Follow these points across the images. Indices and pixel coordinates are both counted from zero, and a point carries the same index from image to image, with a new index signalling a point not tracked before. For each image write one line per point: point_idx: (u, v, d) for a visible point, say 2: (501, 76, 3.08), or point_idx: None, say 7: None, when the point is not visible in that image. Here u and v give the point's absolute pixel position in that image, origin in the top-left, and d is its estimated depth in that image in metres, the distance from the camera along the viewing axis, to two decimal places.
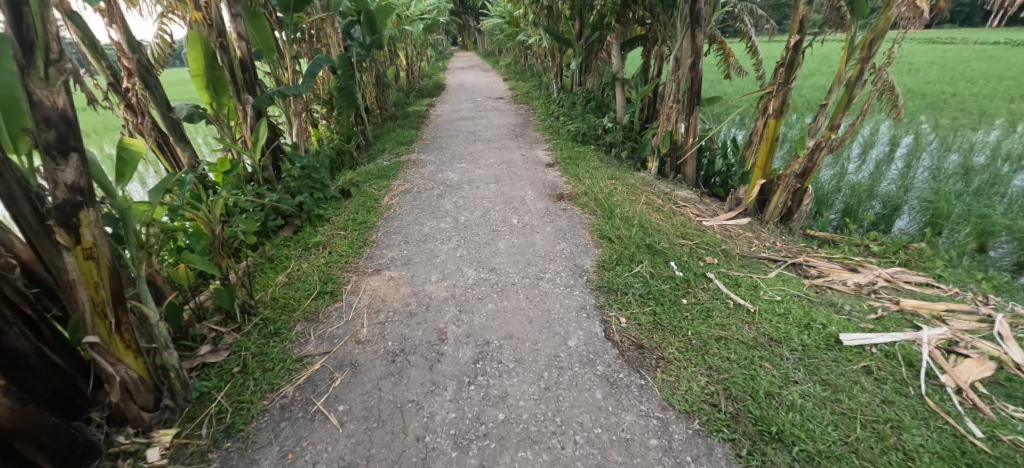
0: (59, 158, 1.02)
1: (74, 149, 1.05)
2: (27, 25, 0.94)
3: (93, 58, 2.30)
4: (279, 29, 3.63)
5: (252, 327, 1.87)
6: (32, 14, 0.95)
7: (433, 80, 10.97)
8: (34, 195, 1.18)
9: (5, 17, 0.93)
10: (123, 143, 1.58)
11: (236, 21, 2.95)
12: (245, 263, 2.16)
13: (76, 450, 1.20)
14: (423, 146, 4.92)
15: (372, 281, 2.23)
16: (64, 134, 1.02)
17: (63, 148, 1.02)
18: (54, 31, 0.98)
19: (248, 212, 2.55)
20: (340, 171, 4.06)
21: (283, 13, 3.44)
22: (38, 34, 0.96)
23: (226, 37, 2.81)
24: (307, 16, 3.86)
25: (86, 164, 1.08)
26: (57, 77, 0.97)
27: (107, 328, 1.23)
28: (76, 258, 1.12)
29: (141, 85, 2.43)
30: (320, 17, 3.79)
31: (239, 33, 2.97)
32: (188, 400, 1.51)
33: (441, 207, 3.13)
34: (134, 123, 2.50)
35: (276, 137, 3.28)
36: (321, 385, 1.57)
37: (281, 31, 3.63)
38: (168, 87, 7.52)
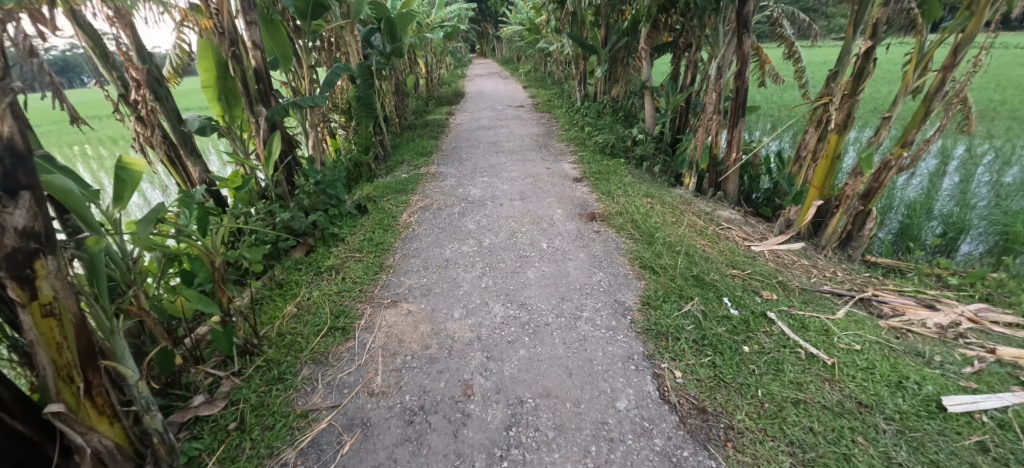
0: (6, 198, 0.82)
1: (25, 187, 0.85)
2: None
3: (104, 68, 2.18)
4: (296, 37, 3.47)
5: (254, 370, 1.65)
6: None
7: (452, 88, 10.87)
8: None
9: None
10: (123, 163, 1.38)
11: (252, 28, 2.75)
12: (249, 293, 1.96)
13: None
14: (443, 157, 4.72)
15: (388, 315, 2.00)
16: (12, 168, 0.83)
17: (10, 187, 0.83)
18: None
19: (258, 234, 2.36)
20: (357, 184, 3.89)
21: (300, 21, 3.24)
22: None
23: (239, 46, 2.63)
24: (325, 24, 3.72)
25: (44, 204, 0.88)
26: (0, 99, 0.82)
27: (75, 395, 1.01)
28: (33, 316, 0.91)
29: (150, 96, 2.22)
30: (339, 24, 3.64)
31: (255, 42, 2.77)
32: (175, 467, 1.27)
33: (463, 228, 2.90)
34: (145, 135, 2.31)
35: (292, 150, 3.10)
36: (327, 452, 1.33)
37: (298, 39, 3.48)
38: (189, 96, 7.54)
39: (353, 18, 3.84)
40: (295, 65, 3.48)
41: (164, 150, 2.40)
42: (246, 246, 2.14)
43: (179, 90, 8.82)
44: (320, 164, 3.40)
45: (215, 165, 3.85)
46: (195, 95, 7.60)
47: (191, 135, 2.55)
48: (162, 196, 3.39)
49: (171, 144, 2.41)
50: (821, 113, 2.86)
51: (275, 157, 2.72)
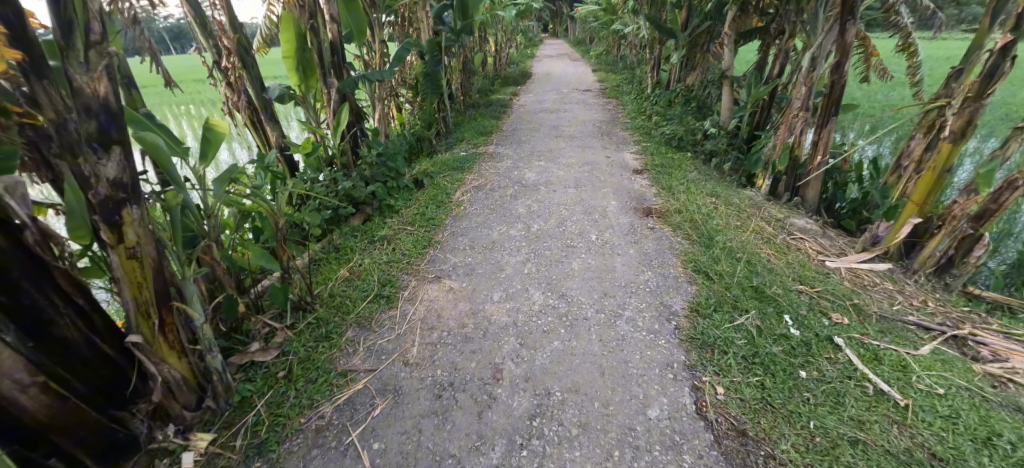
0: (100, 151, 0.96)
1: (117, 143, 0.98)
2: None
3: (202, 36, 2.38)
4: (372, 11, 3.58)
5: (305, 326, 1.79)
6: None
7: (520, 68, 10.75)
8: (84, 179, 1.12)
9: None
10: (210, 123, 1.52)
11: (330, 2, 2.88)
12: (308, 254, 2.10)
13: (116, 445, 1.18)
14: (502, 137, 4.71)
15: (430, 290, 2.06)
16: (106, 124, 0.96)
17: (104, 141, 0.96)
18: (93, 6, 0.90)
19: (321, 199, 2.53)
20: (417, 159, 4.00)
21: None
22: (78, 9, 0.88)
23: (318, 19, 2.76)
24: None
25: (132, 158, 1.02)
26: (97, 62, 0.91)
27: (151, 328, 1.16)
28: (121, 257, 1.06)
29: (238, 64, 2.42)
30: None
31: (331, 15, 2.91)
32: (230, 403, 1.43)
33: (513, 211, 2.89)
34: (233, 100, 2.51)
35: (359, 121, 3.25)
36: (360, 412, 1.42)
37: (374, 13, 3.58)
38: (280, 66, 8.17)
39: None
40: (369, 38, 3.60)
41: (248, 114, 2.58)
42: (308, 210, 2.29)
43: (272, 59, 9.60)
44: (384, 136, 3.52)
45: (293, 131, 4.16)
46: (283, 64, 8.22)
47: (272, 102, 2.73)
48: (248, 157, 3.74)
49: (253, 109, 2.59)
50: (934, 118, 2.46)
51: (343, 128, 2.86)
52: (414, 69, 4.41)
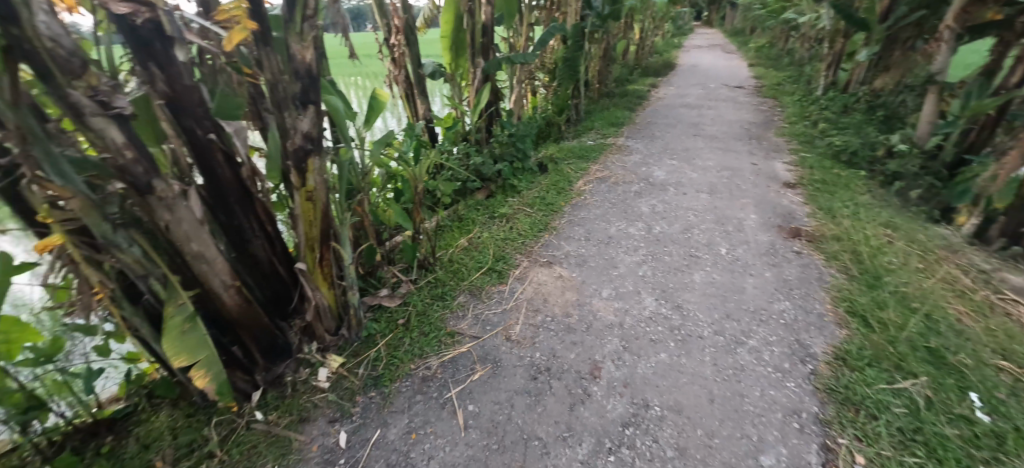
0: (301, 108, 1.25)
1: (312, 102, 1.27)
2: None
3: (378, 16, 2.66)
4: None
5: (425, 283, 1.97)
6: None
7: (665, 58, 10.02)
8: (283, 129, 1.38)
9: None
10: (375, 94, 1.81)
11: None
12: (436, 219, 2.30)
13: (275, 348, 1.48)
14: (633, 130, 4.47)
15: (540, 273, 2.09)
16: (306, 87, 1.24)
17: (304, 100, 1.25)
18: None
19: (454, 171, 2.75)
20: (543, 143, 4.05)
21: None
22: None
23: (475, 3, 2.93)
24: None
25: (320, 116, 1.30)
26: (308, 32, 1.18)
27: (313, 261, 1.40)
28: (301, 198, 1.31)
29: (403, 42, 2.69)
30: None
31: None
32: (359, 336, 1.67)
33: (634, 208, 2.74)
34: (394, 74, 2.83)
35: (496, 102, 3.38)
36: (461, 373, 1.52)
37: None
38: (435, 46, 8.97)
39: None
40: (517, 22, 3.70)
41: (404, 88, 2.89)
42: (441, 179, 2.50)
43: (429, 40, 10.60)
44: (517, 118, 3.62)
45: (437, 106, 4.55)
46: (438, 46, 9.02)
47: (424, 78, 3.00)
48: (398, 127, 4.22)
49: (409, 84, 2.89)
50: None
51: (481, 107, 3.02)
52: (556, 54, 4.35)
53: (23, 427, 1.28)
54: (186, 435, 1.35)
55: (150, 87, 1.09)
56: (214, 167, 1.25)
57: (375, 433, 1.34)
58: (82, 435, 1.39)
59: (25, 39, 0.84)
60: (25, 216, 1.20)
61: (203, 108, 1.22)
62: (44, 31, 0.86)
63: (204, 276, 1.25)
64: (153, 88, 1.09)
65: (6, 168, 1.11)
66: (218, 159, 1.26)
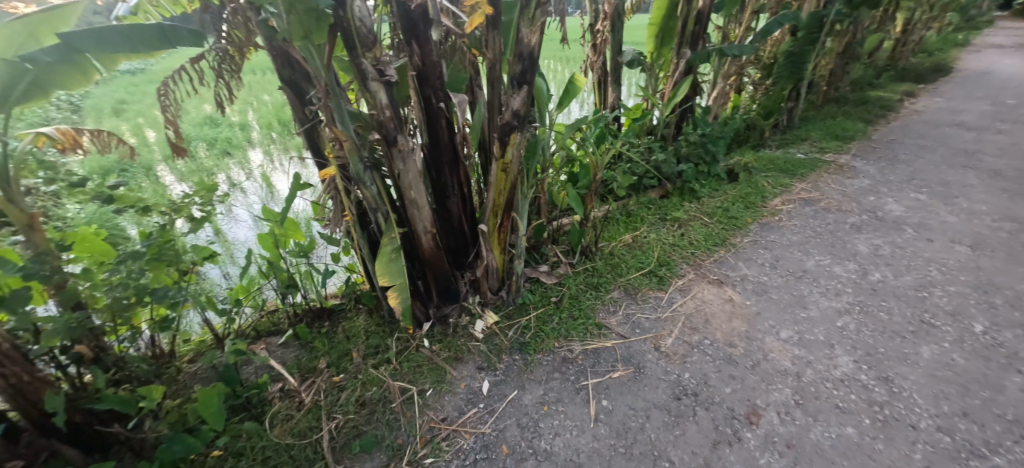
0: (517, 87, 1.39)
1: (526, 83, 1.40)
2: None
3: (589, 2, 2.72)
4: None
5: (582, 269, 2.05)
6: None
7: (949, 52, 7.37)
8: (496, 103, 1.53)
9: None
10: (574, 79, 1.88)
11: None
12: (606, 210, 2.35)
13: (449, 291, 1.73)
14: (871, 146, 3.36)
15: (708, 291, 1.91)
16: (526, 68, 1.38)
17: (521, 81, 1.39)
18: None
19: (632, 165, 2.72)
20: (736, 149, 3.46)
21: None
22: None
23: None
24: None
25: (530, 96, 1.43)
26: (539, 18, 1.32)
27: (494, 224, 1.63)
28: (498, 168, 1.52)
29: (609, 27, 2.64)
30: None
31: None
32: (515, 301, 1.86)
33: (847, 244, 2.19)
34: (591, 61, 2.85)
35: (693, 97, 3.01)
36: (601, 367, 1.54)
37: None
38: (635, 32, 8.61)
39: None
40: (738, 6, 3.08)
41: (598, 76, 2.89)
42: (621, 172, 2.50)
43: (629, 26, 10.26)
44: (713, 116, 3.22)
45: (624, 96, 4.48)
46: (642, 32, 8.66)
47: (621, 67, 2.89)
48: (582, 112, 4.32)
49: (604, 71, 2.85)
50: None
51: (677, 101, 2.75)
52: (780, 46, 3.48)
53: (285, 296, 1.83)
54: (374, 341, 1.71)
55: (410, 60, 1.35)
56: (437, 131, 1.46)
57: (513, 392, 1.48)
58: (311, 318, 1.90)
59: (345, 19, 1.19)
60: (316, 151, 1.65)
61: (440, 80, 1.42)
62: (357, 13, 1.18)
63: (413, 219, 1.51)
64: (412, 61, 1.35)
65: (315, 115, 1.54)
66: (442, 124, 1.46)
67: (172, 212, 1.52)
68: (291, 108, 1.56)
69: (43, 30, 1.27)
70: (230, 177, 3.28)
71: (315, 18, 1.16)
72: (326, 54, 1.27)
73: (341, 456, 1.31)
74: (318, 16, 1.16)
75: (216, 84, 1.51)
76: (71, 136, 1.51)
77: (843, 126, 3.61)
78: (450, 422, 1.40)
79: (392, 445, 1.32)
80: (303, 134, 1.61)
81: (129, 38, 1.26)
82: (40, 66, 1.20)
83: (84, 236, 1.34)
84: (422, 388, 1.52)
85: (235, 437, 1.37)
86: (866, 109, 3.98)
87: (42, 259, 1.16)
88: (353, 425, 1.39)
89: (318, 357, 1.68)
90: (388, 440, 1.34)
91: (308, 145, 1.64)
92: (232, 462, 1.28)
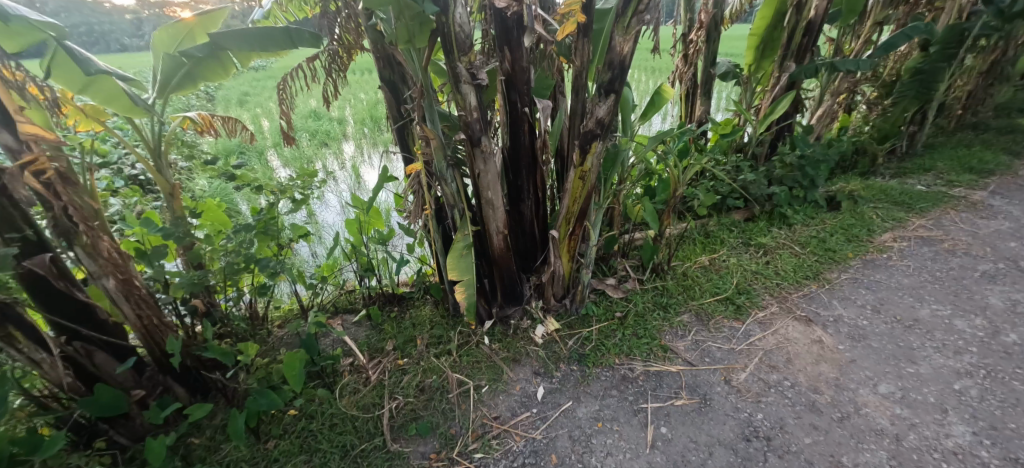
0: (604, 96, 1.40)
1: (614, 91, 1.39)
2: None
3: (685, 10, 2.63)
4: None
5: (652, 287, 1.99)
6: None
7: None
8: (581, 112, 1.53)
9: None
10: (661, 89, 1.82)
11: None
12: (682, 228, 2.27)
13: (512, 293, 1.76)
14: (1018, 183, 2.83)
15: (793, 328, 1.74)
16: (615, 77, 1.37)
17: (608, 89, 1.38)
18: None
19: (716, 183, 2.58)
20: (839, 175, 3.12)
21: None
22: None
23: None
24: None
25: (616, 106, 1.42)
26: (633, 26, 1.30)
27: (566, 231, 1.65)
28: (576, 176, 1.53)
29: (703, 38, 2.55)
30: None
31: None
32: (578, 311, 1.85)
33: (975, 295, 1.86)
34: (681, 71, 2.76)
35: (793, 114, 2.76)
36: (664, 392, 1.47)
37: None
38: (729, 44, 8.14)
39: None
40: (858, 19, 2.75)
41: (687, 86, 2.80)
42: (703, 189, 2.37)
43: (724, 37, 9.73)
44: (815, 137, 2.92)
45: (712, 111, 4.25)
46: (738, 44, 8.13)
47: (713, 79, 2.76)
48: (664, 124, 4.17)
49: (693, 83, 2.76)
50: None
51: (773, 118, 2.54)
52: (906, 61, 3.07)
53: (363, 278, 1.98)
54: (438, 331, 1.78)
55: (500, 64, 1.38)
56: (519, 135, 1.49)
57: (567, 403, 1.46)
58: (383, 301, 2.04)
59: (446, 25, 1.26)
60: (404, 146, 1.76)
61: (527, 86, 1.43)
62: (458, 19, 1.24)
63: (487, 218, 1.56)
64: (502, 66, 1.38)
65: (406, 113, 1.65)
66: (524, 129, 1.49)
67: (277, 193, 1.66)
68: (386, 106, 1.68)
69: (198, 29, 1.48)
70: (325, 166, 3.63)
71: (419, 24, 1.24)
72: (426, 57, 1.34)
73: (398, 435, 1.38)
74: (423, 21, 1.24)
75: (325, 81, 1.67)
76: (208, 120, 1.72)
77: (979, 158, 3.08)
78: (502, 422, 1.41)
79: (445, 434, 1.37)
80: (395, 131, 1.73)
81: (262, 35, 1.39)
82: (192, 60, 1.38)
83: (209, 206, 1.52)
84: (478, 383, 1.55)
85: (308, 400, 1.50)
86: (1015, 139, 3.36)
87: (181, 222, 1.33)
88: (411, 408, 1.46)
89: (386, 338, 1.80)
90: (442, 429, 1.39)
91: (398, 141, 1.76)
92: (304, 423, 1.41)
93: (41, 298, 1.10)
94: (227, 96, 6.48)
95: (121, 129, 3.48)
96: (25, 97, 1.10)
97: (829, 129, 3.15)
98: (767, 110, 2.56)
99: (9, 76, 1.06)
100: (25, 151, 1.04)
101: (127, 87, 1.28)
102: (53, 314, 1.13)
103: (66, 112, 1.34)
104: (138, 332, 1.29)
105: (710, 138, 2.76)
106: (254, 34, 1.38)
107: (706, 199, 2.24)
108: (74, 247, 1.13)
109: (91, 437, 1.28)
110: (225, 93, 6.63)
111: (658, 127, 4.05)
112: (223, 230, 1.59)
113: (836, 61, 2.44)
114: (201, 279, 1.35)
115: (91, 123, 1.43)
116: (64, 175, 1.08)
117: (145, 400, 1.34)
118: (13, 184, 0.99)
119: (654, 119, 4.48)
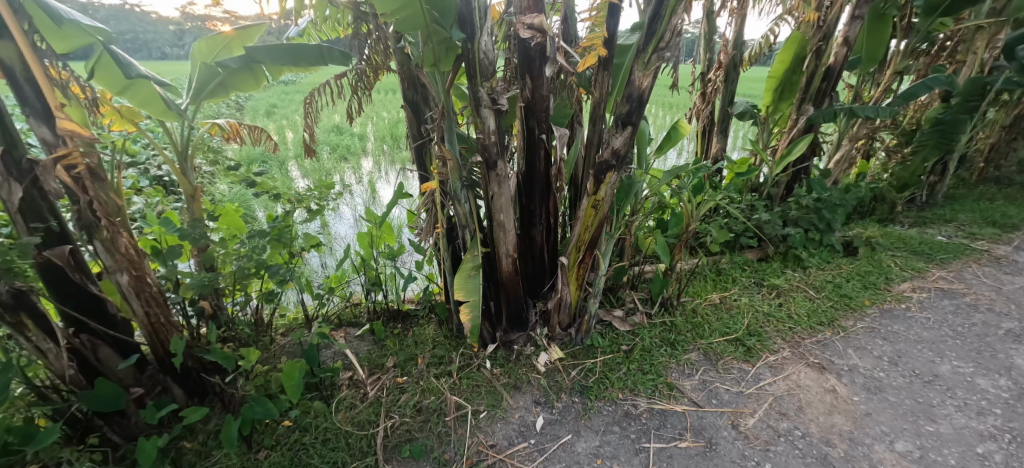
0: (621, 127, 1.41)
1: (631, 124, 1.41)
2: (659, 19, 1.29)
3: (704, 50, 2.68)
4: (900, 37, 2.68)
5: (660, 322, 1.95)
6: (666, 7, 1.28)
7: None
8: (597, 143, 1.55)
9: (649, 19, 1.31)
10: (678, 125, 1.84)
11: (853, 23, 2.32)
12: (694, 264, 2.25)
13: (518, 318, 1.74)
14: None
15: (807, 374, 1.68)
16: (632, 110, 1.39)
17: (625, 122, 1.40)
18: (672, 20, 1.29)
19: (729, 220, 2.56)
20: (856, 220, 3.08)
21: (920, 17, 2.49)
22: (662, 24, 1.29)
23: (829, 41, 2.42)
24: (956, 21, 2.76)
25: (632, 138, 1.43)
26: (653, 62, 1.33)
27: (575, 258, 1.64)
28: (589, 204, 1.54)
29: (722, 77, 2.58)
30: (981, 23, 2.52)
31: (848, 38, 2.36)
32: (583, 341, 1.82)
33: (999, 354, 1.78)
34: (699, 109, 2.79)
35: (811, 157, 2.74)
36: (667, 432, 1.42)
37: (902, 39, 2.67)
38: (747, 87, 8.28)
39: (1010, 15, 2.53)
40: (878, 67, 2.77)
41: (703, 124, 2.82)
42: (716, 226, 2.35)
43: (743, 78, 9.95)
44: (832, 181, 2.89)
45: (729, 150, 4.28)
46: (755, 87, 8.26)
47: (731, 117, 2.78)
48: (680, 159, 4.20)
49: (710, 120, 2.79)
50: None
51: (790, 159, 2.54)
52: (927, 111, 3.05)
53: (370, 292, 1.97)
54: (440, 351, 1.77)
55: (521, 92, 1.41)
56: (535, 161, 1.51)
57: (566, 436, 1.42)
58: (387, 317, 2.03)
59: (471, 51, 1.30)
60: (421, 165, 1.79)
61: (546, 113, 1.46)
62: (483, 46, 1.28)
63: (498, 241, 1.56)
64: (523, 93, 1.41)
65: (426, 132, 1.69)
66: (540, 155, 1.51)
67: (293, 202, 1.69)
68: (408, 125, 1.72)
69: (236, 42, 1.56)
70: (343, 179, 3.71)
71: (446, 49, 1.29)
72: (449, 80, 1.38)
73: (390, 456, 1.35)
74: (449, 47, 1.29)
75: (350, 98, 1.72)
76: (236, 128, 1.78)
77: (1003, 212, 3.01)
78: (499, 451, 1.37)
79: (439, 458, 1.33)
80: (413, 149, 1.76)
81: (294, 51, 1.45)
82: (227, 70, 1.44)
83: (228, 210, 1.55)
84: (476, 408, 1.52)
85: (304, 412, 1.48)
86: None
87: (199, 223, 1.36)
88: (406, 428, 1.43)
89: (387, 355, 1.78)
90: (436, 453, 1.35)
91: (416, 159, 1.79)
92: (298, 435, 1.39)
93: (57, 288, 1.13)
94: (256, 107, 6.74)
95: (152, 132, 3.62)
96: (67, 95, 1.15)
97: (846, 173, 3.13)
98: (784, 151, 2.57)
99: (53, 74, 1.12)
100: (60, 145, 1.09)
101: (163, 92, 1.34)
102: (67, 305, 1.16)
103: (103, 112, 1.39)
104: (144, 330, 1.30)
105: (726, 175, 2.76)
106: (286, 49, 1.44)
107: (719, 236, 2.22)
108: (94, 242, 1.15)
109: (85, 432, 1.28)
110: (254, 104, 6.90)
111: (674, 161, 4.07)
112: (239, 235, 1.59)
113: (855, 106, 2.43)
114: (212, 281, 1.36)
115: (125, 124, 1.48)
116: (94, 170, 1.12)
117: (143, 399, 1.34)
118: (44, 176, 1.03)
119: (670, 153, 4.50)
